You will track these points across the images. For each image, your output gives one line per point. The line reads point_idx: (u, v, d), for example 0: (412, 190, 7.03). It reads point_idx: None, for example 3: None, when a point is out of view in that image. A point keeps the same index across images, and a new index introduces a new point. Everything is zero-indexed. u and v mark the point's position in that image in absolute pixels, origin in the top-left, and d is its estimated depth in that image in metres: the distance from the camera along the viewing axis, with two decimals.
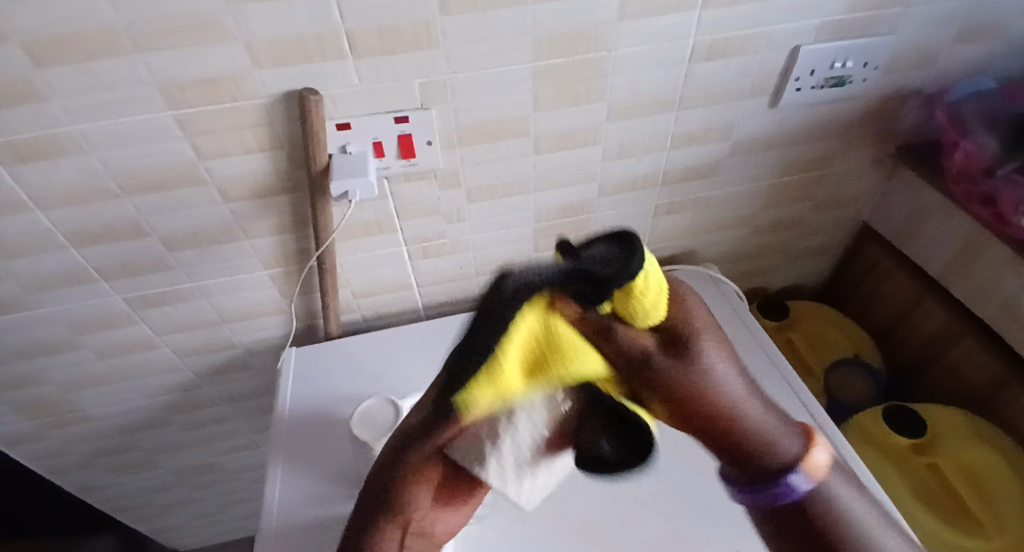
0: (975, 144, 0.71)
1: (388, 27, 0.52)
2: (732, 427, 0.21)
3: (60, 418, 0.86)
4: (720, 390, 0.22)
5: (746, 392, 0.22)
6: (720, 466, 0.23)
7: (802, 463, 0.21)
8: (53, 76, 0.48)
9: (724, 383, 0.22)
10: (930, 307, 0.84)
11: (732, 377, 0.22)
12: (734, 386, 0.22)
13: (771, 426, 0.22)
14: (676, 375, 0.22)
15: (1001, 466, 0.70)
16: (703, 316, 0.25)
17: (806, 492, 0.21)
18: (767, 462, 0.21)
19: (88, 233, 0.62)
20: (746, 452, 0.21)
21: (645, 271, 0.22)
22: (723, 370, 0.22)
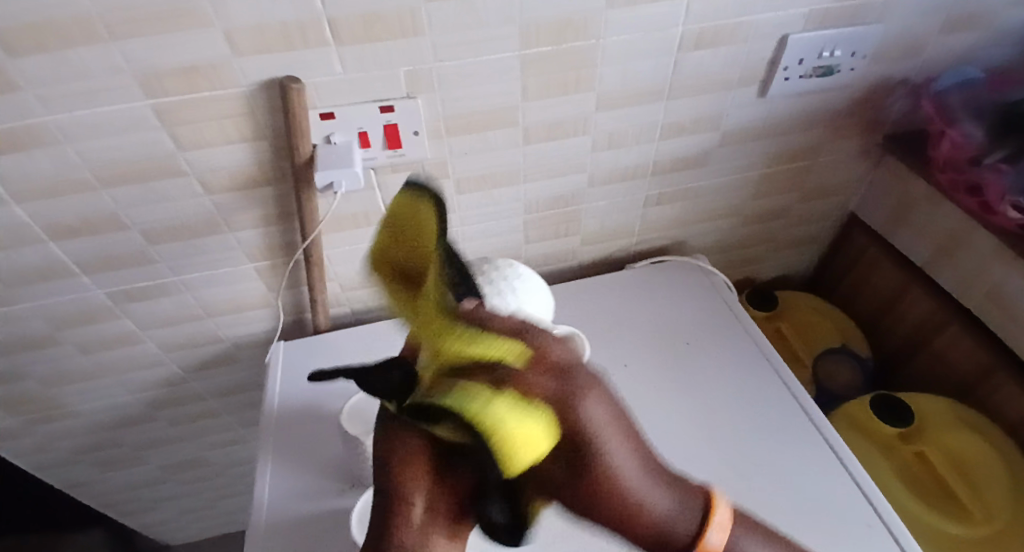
0: (961, 133, 0.71)
1: (372, 15, 0.51)
2: (626, 515, 0.28)
3: (44, 414, 0.85)
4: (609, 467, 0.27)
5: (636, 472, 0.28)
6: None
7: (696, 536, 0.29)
8: (25, 65, 0.47)
9: (617, 466, 0.27)
10: (916, 297, 0.85)
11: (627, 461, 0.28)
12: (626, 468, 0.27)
13: (653, 494, 0.28)
14: (586, 458, 0.26)
15: (986, 454, 0.71)
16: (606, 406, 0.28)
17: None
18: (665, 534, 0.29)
19: (66, 227, 0.61)
20: (641, 533, 0.28)
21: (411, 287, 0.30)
22: (618, 453, 0.27)
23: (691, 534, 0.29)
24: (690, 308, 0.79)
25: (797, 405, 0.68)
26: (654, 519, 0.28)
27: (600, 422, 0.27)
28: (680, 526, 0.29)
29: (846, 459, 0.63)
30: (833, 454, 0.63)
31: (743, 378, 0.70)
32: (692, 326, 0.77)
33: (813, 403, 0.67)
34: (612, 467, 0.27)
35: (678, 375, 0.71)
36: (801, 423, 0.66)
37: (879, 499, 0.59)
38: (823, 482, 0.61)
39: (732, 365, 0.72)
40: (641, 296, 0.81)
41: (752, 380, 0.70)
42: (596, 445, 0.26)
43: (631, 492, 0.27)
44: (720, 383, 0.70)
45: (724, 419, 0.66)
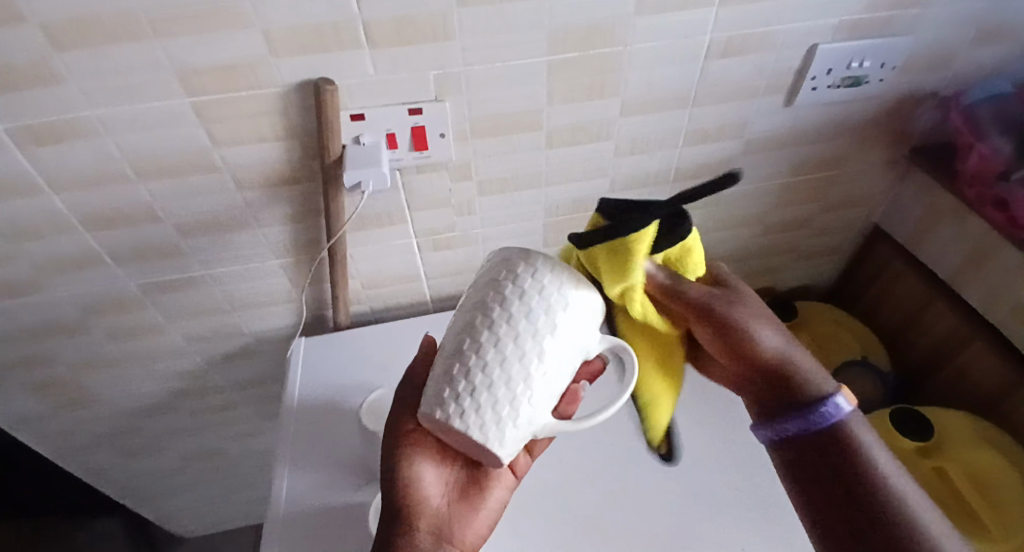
0: (990, 147, 0.70)
1: (404, 19, 0.52)
2: (784, 366, 0.48)
3: (70, 399, 0.87)
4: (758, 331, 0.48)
5: (779, 341, 0.49)
6: (786, 422, 0.49)
7: (841, 398, 0.48)
8: (72, 59, 0.49)
9: (763, 332, 0.49)
10: (939, 311, 0.84)
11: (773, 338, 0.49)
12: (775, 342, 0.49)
13: (805, 368, 0.49)
14: (738, 323, 0.47)
15: (1006, 470, 0.70)
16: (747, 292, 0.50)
17: (844, 416, 0.48)
18: (818, 397, 0.48)
19: (101, 217, 0.63)
20: (800, 389, 0.49)
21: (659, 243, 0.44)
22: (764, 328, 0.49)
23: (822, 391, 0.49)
24: None
25: None
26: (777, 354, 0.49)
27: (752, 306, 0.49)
28: (813, 381, 0.49)
29: None
30: None
31: None
32: None
33: None
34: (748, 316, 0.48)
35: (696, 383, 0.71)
36: None
37: None
38: None
39: None
40: None
41: None
42: (746, 298, 0.49)
43: (774, 344, 0.49)
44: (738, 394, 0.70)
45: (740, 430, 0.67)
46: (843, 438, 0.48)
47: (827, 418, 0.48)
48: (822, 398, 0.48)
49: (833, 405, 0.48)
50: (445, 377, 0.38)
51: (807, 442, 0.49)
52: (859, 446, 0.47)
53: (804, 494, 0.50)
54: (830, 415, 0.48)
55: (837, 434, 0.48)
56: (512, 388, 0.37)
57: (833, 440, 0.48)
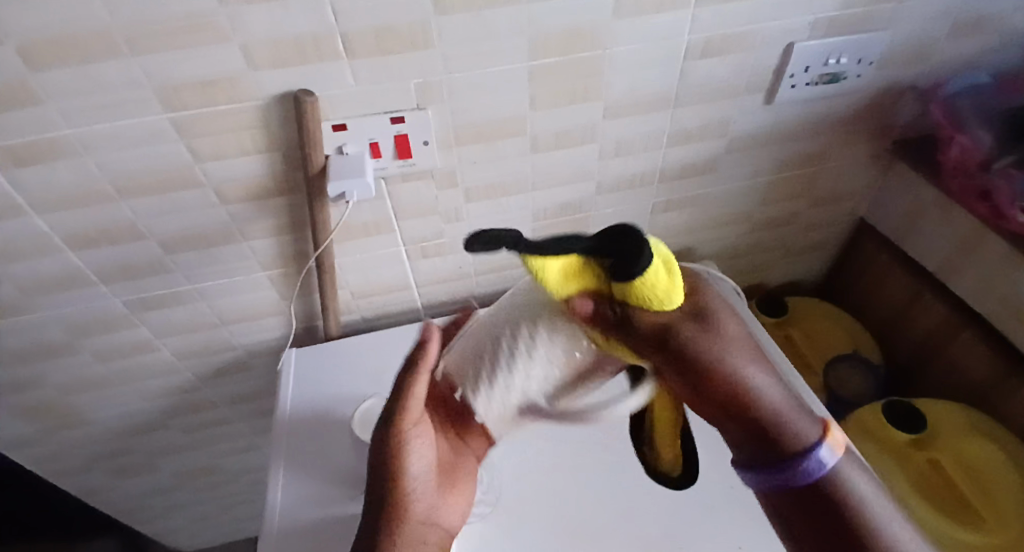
0: (971, 138, 0.71)
1: (384, 28, 0.52)
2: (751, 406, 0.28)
3: (60, 421, 0.86)
4: (735, 363, 0.29)
5: (772, 383, 0.29)
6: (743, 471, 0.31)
7: (826, 441, 0.29)
8: (50, 79, 0.49)
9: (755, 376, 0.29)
10: (928, 303, 0.84)
11: (767, 381, 0.29)
12: (762, 381, 0.29)
13: (791, 409, 0.29)
14: (697, 346, 0.29)
15: (1000, 461, 0.70)
16: (722, 307, 0.31)
17: (831, 463, 0.29)
18: (795, 446, 0.29)
19: (86, 237, 0.62)
20: (772, 434, 0.29)
21: (652, 270, 0.28)
22: (755, 371, 0.29)
23: (812, 446, 0.29)
24: None
25: None
26: (770, 395, 0.29)
27: (724, 324, 0.29)
28: (798, 427, 0.29)
29: None
30: None
31: None
32: None
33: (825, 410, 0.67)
34: (723, 335, 0.29)
35: None
36: None
37: None
38: None
39: None
40: None
41: None
42: (722, 321, 0.30)
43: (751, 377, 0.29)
44: None
45: None
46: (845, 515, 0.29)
47: (810, 471, 0.28)
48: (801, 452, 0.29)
49: (819, 458, 0.28)
50: (486, 349, 0.40)
51: (791, 504, 0.30)
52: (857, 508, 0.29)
53: None
54: (817, 472, 0.29)
55: (825, 497, 0.29)
56: (528, 366, 0.38)
57: (821, 502, 0.29)
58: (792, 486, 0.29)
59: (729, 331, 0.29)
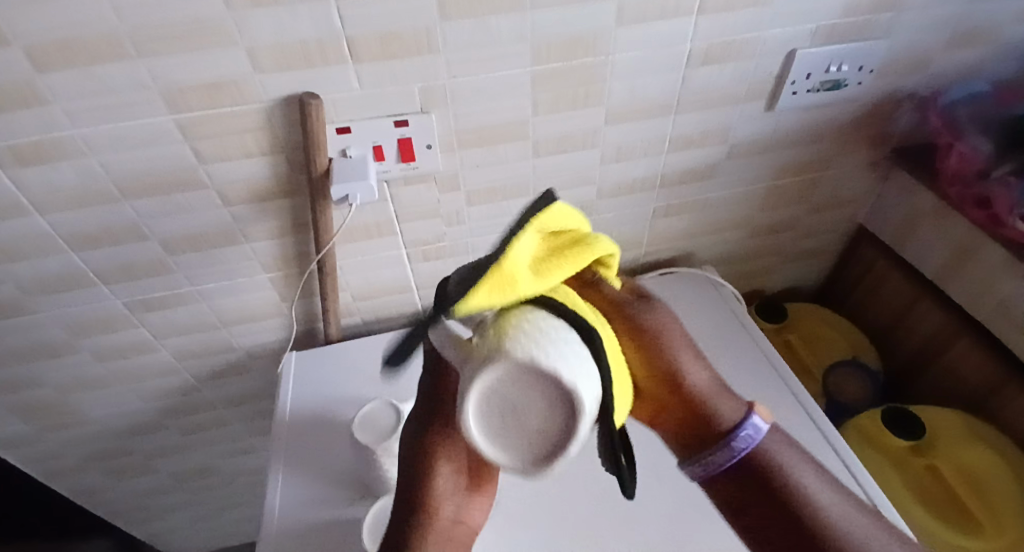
0: (969, 146, 0.72)
1: (389, 34, 0.52)
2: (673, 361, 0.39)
3: (57, 421, 0.86)
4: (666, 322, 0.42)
5: (683, 348, 0.40)
6: (692, 442, 0.38)
7: (746, 416, 0.37)
8: (52, 80, 0.49)
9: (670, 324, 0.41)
10: (927, 309, 0.85)
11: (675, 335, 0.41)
12: (673, 336, 0.41)
13: (721, 392, 0.39)
14: (658, 304, 0.43)
15: (998, 466, 0.70)
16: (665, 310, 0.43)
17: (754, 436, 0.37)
18: (720, 408, 0.37)
19: (87, 237, 0.62)
20: (693, 386, 0.38)
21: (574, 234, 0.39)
22: (670, 321, 0.42)
23: (736, 414, 0.37)
24: (701, 317, 0.80)
25: (805, 416, 0.68)
26: (680, 343, 0.40)
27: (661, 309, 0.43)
28: (709, 391, 0.38)
29: (851, 462, 0.63)
30: (840, 462, 0.63)
31: (752, 387, 0.71)
32: (701, 338, 0.77)
33: (820, 410, 0.68)
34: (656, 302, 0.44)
35: None
36: (812, 437, 0.66)
37: (885, 508, 0.59)
38: None
39: (742, 374, 0.73)
40: None
41: (762, 391, 0.71)
42: (664, 308, 0.43)
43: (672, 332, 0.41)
44: None
45: None
46: (761, 467, 0.35)
47: (739, 437, 0.36)
48: (726, 421, 0.37)
49: (750, 426, 0.37)
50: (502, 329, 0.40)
51: (738, 484, 0.36)
52: (778, 466, 0.35)
53: (730, 499, 0.36)
54: (744, 438, 0.36)
55: (756, 465, 0.36)
56: None
57: (753, 467, 0.36)
58: (722, 440, 0.36)
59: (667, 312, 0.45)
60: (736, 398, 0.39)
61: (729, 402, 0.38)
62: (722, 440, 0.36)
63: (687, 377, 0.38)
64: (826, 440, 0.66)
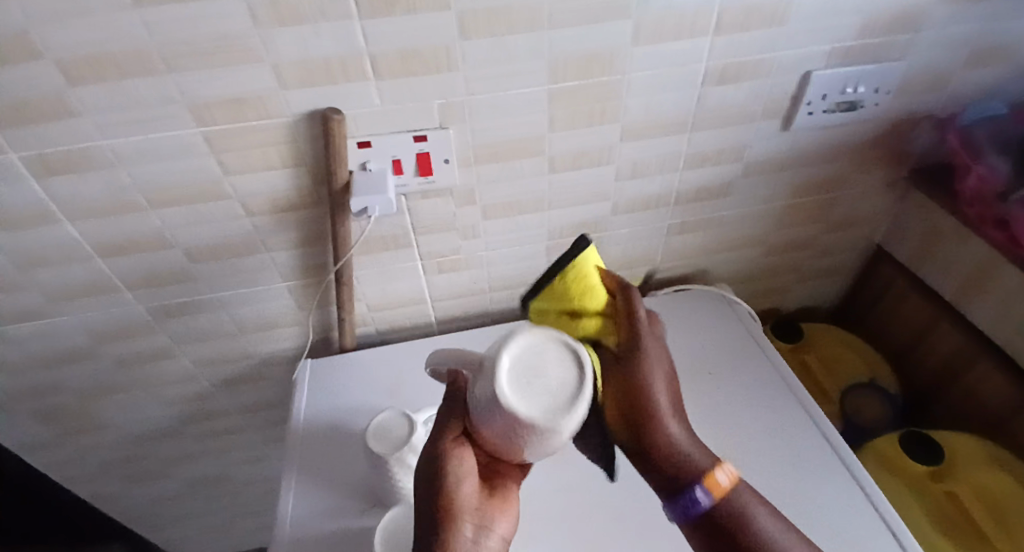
0: (987, 167, 0.71)
1: (409, 51, 0.54)
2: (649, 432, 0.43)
3: (76, 425, 0.88)
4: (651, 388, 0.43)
5: (665, 410, 0.44)
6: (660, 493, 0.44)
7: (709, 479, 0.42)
8: (85, 93, 0.51)
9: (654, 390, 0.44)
10: (945, 331, 0.83)
11: (660, 398, 0.44)
12: (659, 399, 0.44)
13: (689, 454, 0.43)
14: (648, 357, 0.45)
15: (1017, 492, 0.69)
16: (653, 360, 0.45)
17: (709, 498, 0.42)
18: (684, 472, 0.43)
19: (114, 245, 0.64)
20: (663, 455, 0.43)
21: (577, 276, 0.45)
22: (655, 383, 0.44)
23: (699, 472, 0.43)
24: (715, 335, 0.79)
25: (820, 435, 0.67)
26: (661, 405, 0.44)
27: (651, 367, 0.44)
28: (674, 457, 0.43)
29: (865, 483, 0.63)
30: (855, 484, 0.63)
31: (765, 405, 0.70)
32: (714, 356, 0.77)
33: (833, 429, 0.67)
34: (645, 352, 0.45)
35: (698, 405, 0.71)
36: (826, 457, 0.65)
37: (902, 531, 0.58)
38: (849, 514, 0.60)
39: (756, 392, 0.72)
40: (666, 323, 0.81)
41: (775, 410, 0.70)
42: (651, 355, 0.45)
43: (656, 396, 0.44)
44: (743, 416, 0.69)
45: (748, 449, 0.66)
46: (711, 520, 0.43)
47: (694, 503, 0.42)
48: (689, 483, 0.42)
49: (704, 493, 0.42)
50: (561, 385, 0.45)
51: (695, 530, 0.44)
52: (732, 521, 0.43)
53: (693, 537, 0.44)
54: (700, 502, 0.42)
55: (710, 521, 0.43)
56: None
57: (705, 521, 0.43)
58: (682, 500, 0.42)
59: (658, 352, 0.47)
60: (701, 452, 0.44)
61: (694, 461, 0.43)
62: (682, 503, 0.43)
63: (660, 448, 0.43)
64: (840, 460, 0.65)
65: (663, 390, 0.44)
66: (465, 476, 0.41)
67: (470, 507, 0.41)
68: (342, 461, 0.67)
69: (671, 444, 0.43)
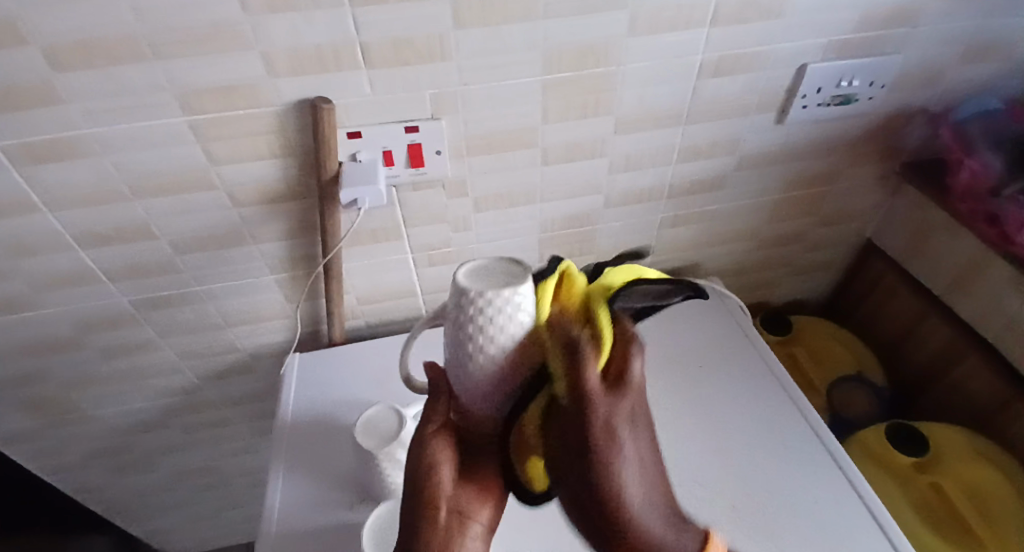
0: (980, 162, 0.72)
1: (402, 40, 0.52)
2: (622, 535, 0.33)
3: (60, 417, 0.86)
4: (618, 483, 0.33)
5: (637, 499, 0.33)
6: None
7: None
8: (66, 79, 0.49)
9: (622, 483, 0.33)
10: (933, 326, 0.84)
11: (631, 486, 0.33)
12: (630, 490, 0.33)
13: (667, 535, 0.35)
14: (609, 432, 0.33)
15: (1000, 484, 0.70)
16: (619, 434, 0.33)
17: None
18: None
19: (97, 234, 0.62)
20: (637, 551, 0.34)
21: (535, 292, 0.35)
22: (623, 472, 0.33)
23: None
24: (706, 329, 0.79)
25: (809, 429, 0.68)
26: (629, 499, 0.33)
27: (616, 451, 0.33)
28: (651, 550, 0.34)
29: (853, 475, 0.63)
30: (843, 476, 0.63)
31: (755, 398, 0.71)
32: (705, 350, 0.77)
33: (822, 421, 0.68)
34: (607, 431, 0.32)
35: (689, 398, 0.71)
36: (814, 450, 0.66)
37: (888, 523, 0.59)
38: (837, 507, 0.61)
39: (746, 385, 0.72)
40: (657, 317, 0.81)
41: (764, 403, 0.70)
42: (616, 431, 0.33)
43: (624, 488, 0.33)
44: (733, 410, 0.69)
45: (737, 442, 0.66)
46: None
47: None
48: None
49: None
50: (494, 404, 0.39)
51: None
52: None
53: None
54: None
55: None
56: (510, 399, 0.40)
57: None
58: None
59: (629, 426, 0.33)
60: (675, 524, 0.36)
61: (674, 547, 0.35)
62: None
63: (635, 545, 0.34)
64: (828, 452, 0.65)
65: (633, 470, 0.33)
66: (439, 458, 0.39)
67: (447, 493, 0.39)
68: (331, 455, 0.66)
69: (647, 540, 0.34)
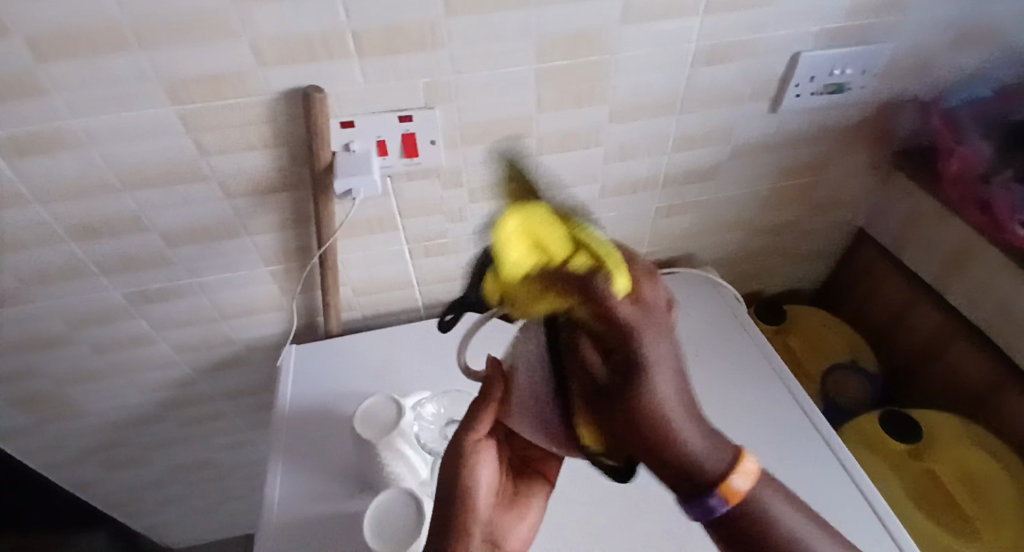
0: (971, 149, 0.72)
1: (393, 27, 0.52)
2: (650, 442, 0.24)
3: (54, 412, 0.86)
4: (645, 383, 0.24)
5: (674, 400, 0.24)
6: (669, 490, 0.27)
7: (724, 486, 0.26)
8: (51, 69, 0.49)
9: (651, 379, 0.24)
10: (924, 313, 0.85)
11: (666, 385, 0.24)
12: (663, 391, 0.24)
13: (703, 448, 0.25)
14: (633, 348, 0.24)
15: (994, 469, 0.71)
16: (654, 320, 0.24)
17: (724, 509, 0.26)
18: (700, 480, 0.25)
19: (87, 228, 0.62)
20: (668, 462, 0.25)
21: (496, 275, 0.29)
22: (656, 364, 0.24)
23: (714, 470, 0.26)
24: (700, 317, 0.80)
25: (804, 417, 0.68)
26: (672, 423, 0.24)
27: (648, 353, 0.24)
28: (689, 461, 0.25)
29: (845, 459, 0.64)
30: (836, 461, 0.64)
31: (749, 385, 0.71)
32: (699, 338, 0.77)
33: (814, 406, 0.68)
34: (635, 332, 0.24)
35: None
36: (806, 435, 0.66)
37: (880, 505, 0.60)
38: (829, 490, 0.62)
39: (740, 372, 0.73)
40: None
41: (757, 389, 0.71)
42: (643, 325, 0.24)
43: (655, 387, 0.24)
44: (727, 397, 0.70)
45: (731, 428, 0.67)
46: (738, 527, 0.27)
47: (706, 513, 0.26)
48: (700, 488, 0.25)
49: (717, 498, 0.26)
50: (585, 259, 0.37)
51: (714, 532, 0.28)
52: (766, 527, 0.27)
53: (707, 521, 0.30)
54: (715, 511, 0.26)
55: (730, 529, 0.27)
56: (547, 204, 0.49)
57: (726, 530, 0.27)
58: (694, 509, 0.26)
59: (666, 344, 0.24)
60: (717, 440, 0.26)
61: (711, 461, 0.26)
62: (697, 511, 0.26)
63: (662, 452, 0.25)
64: (821, 437, 0.66)
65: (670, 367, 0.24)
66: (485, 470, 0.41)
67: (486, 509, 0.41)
68: (328, 446, 0.66)
69: (678, 450, 0.25)
